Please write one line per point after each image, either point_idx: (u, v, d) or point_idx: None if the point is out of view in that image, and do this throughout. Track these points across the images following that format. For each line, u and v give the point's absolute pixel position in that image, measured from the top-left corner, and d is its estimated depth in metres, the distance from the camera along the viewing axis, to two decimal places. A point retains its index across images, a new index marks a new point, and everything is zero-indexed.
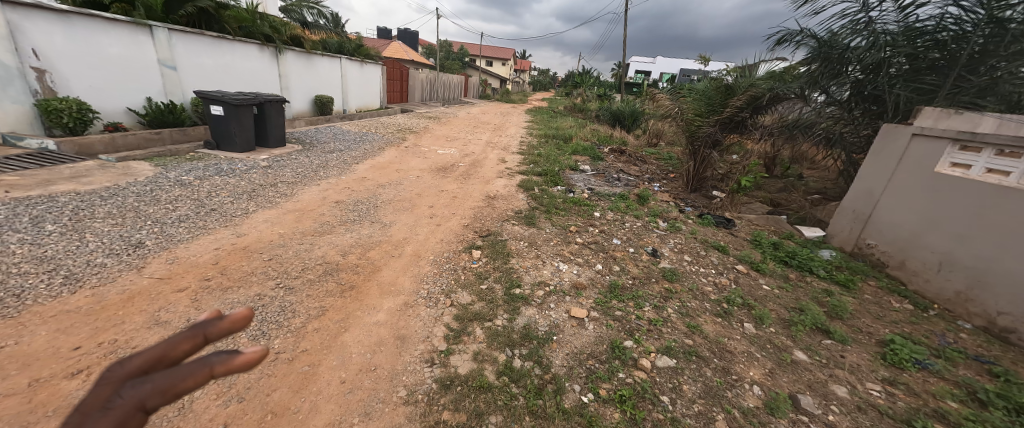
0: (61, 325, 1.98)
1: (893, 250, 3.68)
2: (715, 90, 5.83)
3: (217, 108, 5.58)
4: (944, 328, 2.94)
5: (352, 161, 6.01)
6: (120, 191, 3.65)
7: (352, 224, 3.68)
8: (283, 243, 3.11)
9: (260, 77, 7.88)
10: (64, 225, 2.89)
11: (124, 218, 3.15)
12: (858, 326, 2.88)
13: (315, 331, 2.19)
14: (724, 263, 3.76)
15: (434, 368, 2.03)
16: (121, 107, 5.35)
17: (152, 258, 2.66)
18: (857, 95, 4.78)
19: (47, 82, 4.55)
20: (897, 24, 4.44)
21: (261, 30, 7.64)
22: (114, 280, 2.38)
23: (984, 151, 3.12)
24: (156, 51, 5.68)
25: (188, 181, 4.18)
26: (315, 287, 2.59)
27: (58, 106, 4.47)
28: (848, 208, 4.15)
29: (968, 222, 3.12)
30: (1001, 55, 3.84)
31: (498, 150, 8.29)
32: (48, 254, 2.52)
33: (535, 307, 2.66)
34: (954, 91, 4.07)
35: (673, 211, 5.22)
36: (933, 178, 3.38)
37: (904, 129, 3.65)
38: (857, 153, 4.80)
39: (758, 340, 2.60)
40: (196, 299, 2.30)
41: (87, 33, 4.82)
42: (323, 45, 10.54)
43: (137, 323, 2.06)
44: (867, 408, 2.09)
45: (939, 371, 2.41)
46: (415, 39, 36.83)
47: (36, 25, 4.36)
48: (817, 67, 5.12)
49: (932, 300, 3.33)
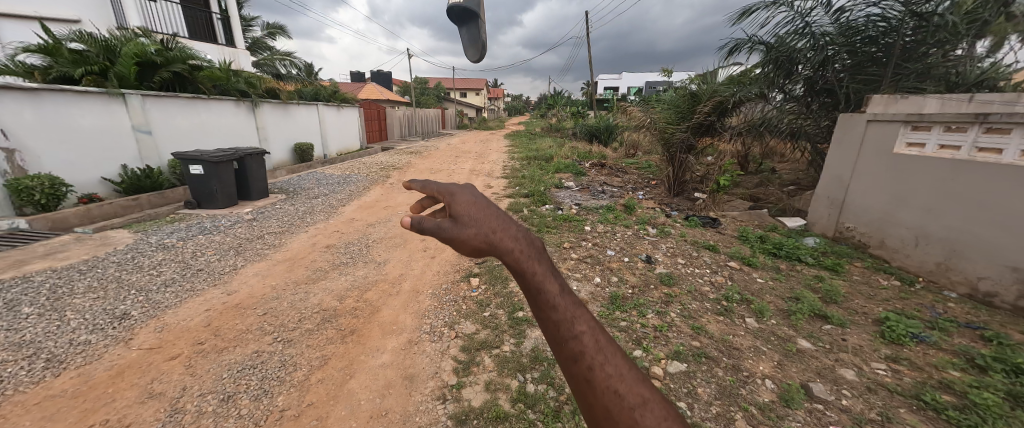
0: (46, 412, 1.86)
1: (871, 231, 3.84)
2: (682, 98, 6.22)
3: (196, 167, 5.51)
4: (933, 300, 3.05)
5: (338, 204, 5.98)
6: (99, 262, 3.53)
7: (346, 266, 3.64)
8: (277, 296, 3.03)
9: (238, 132, 7.86)
10: (42, 306, 2.75)
11: (105, 290, 3.02)
12: (853, 308, 2.96)
13: (318, 382, 2.12)
14: (716, 261, 3.85)
15: (447, 405, 1.99)
16: (95, 177, 5.25)
17: (140, 329, 2.55)
18: (811, 90, 5.19)
19: (18, 162, 4.46)
20: (831, 24, 4.86)
21: (236, 86, 7.73)
22: (100, 357, 2.26)
23: (933, 129, 3.35)
24: (130, 118, 5.65)
25: (170, 243, 4.09)
26: (314, 336, 2.52)
27: (30, 184, 4.35)
28: (823, 195, 4.34)
29: (933, 197, 3.31)
30: (931, 43, 4.20)
31: (483, 177, 8.41)
32: (26, 338, 2.38)
33: (541, 328, 2.65)
34: (897, 78, 4.40)
35: (660, 217, 5.34)
36: (894, 159, 3.61)
37: (859, 117, 3.91)
38: (822, 143, 5.09)
39: (762, 333, 2.64)
40: (190, 366, 2.20)
41: (57, 107, 4.78)
42: (298, 95, 10.68)
43: (128, 398, 1.96)
44: (877, 388, 2.12)
45: (936, 343, 2.48)
46: (387, 80, 37.67)
47: (4, 105, 4.34)
48: (770, 69, 5.49)
49: (915, 274, 3.46)
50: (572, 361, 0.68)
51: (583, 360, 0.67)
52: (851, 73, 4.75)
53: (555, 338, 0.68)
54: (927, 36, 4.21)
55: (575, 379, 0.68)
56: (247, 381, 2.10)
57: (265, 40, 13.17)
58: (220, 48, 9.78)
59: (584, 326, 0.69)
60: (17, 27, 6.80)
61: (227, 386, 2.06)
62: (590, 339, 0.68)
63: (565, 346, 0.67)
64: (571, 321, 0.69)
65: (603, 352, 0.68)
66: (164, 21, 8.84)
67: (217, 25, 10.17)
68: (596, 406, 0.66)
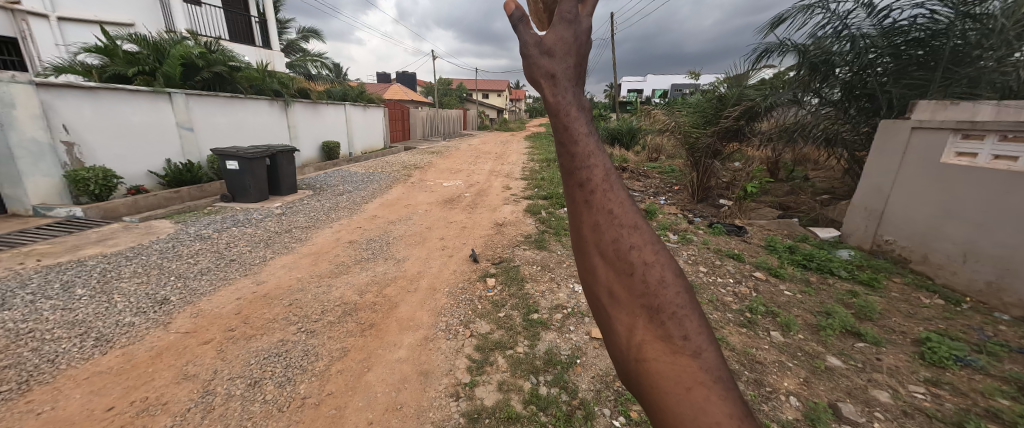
0: (93, 387, 2.01)
1: (913, 246, 3.62)
2: (709, 102, 6.06)
3: (232, 163, 5.80)
4: (981, 322, 2.83)
5: (361, 201, 6.16)
6: (143, 250, 3.78)
7: (367, 262, 3.75)
8: (302, 288, 3.16)
9: (272, 130, 8.23)
10: (93, 288, 2.98)
11: (148, 276, 3.24)
12: (890, 326, 2.79)
13: (338, 372, 2.20)
14: (741, 270, 3.72)
15: (460, 402, 2.01)
16: (142, 170, 5.61)
17: (178, 313, 2.71)
18: (848, 95, 4.94)
19: (76, 154, 4.84)
20: (872, 27, 4.65)
21: (271, 87, 8.09)
22: (142, 338, 2.43)
23: (987, 138, 3.13)
24: (174, 115, 6.02)
25: (207, 234, 4.33)
26: (336, 328, 2.62)
27: (87, 176, 4.72)
28: (860, 206, 4.12)
29: (984, 211, 3.10)
30: (985, 46, 3.87)
31: (502, 178, 8.46)
32: (79, 317, 2.59)
33: (555, 331, 2.65)
34: (946, 83, 4.06)
35: (682, 223, 5.22)
36: (941, 168, 3.39)
37: (903, 124, 3.70)
38: (860, 150, 4.84)
39: (788, 347, 2.54)
40: (221, 351, 2.33)
41: (111, 104, 5.16)
42: (327, 95, 11.06)
43: (165, 378, 2.09)
44: (914, 412, 2.00)
45: (984, 368, 2.31)
46: (412, 80, 38.45)
47: (67, 102, 4.70)
48: (806, 73, 5.33)
49: (962, 293, 3.23)
50: (637, 278, 0.56)
51: (661, 301, 0.56)
52: (893, 77, 4.48)
53: (594, 253, 0.59)
54: (980, 39, 3.89)
55: (593, 251, 0.59)
56: (272, 368, 2.20)
57: (299, 42, 13.76)
58: (257, 49, 10.28)
59: (653, 243, 0.58)
60: (79, 30, 7.36)
61: (254, 372, 2.16)
62: (650, 250, 0.57)
63: (620, 309, 0.57)
64: (586, 154, 0.60)
65: (687, 303, 0.57)
66: (208, 25, 9.38)
67: (255, 28, 10.69)
68: (640, 358, 0.55)
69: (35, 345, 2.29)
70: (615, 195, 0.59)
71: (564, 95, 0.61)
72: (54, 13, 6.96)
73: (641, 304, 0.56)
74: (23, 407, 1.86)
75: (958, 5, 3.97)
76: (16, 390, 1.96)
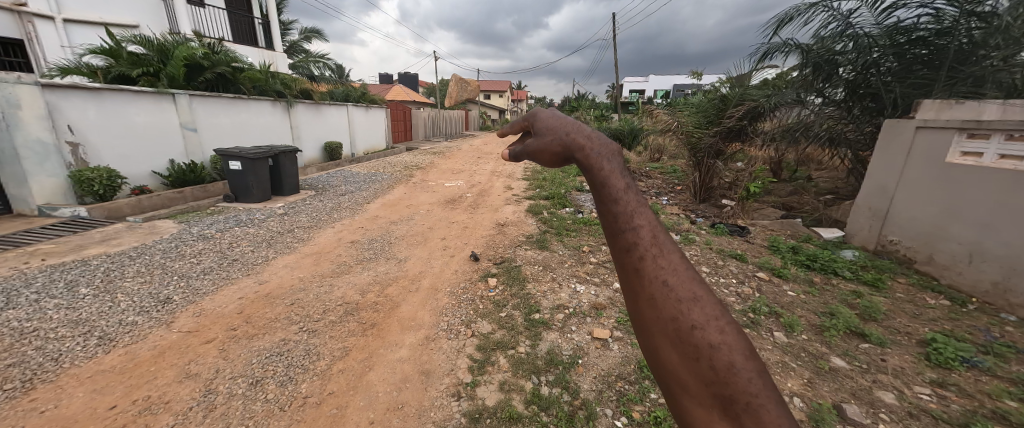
0: (97, 385, 2.02)
1: (918, 246, 3.59)
2: (711, 102, 5.98)
3: (236, 163, 5.82)
4: (988, 323, 2.80)
5: (363, 202, 6.17)
6: (147, 250, 3.80)
7: (368, 262, 3.75)
8: (304, 287, 3.16)
9: (275, 130, 8.27)
10: (96, 287, 2.99)
11: (152, 275, 3.26)
12: (895, 327, 2.77)
13: (340, 372, 2.20)
14: (744, 271, 3.69)
15: (462, 402, 2.01)
16: (146, 171, 5.64)
17: (180, 313, 2.72)
18: (852, 94, 4.92)
19: (81, 155, 4.87)
20: (876, 26, 4.61)
21: (273, 88, 8.13)
22: (145, 337, 2.44)
23: (993, 137, 3.10)
24: (177, 116, 6.05)
25: (210, 234, 4.34)
26: (337, 328, 2.62)
27: (91, 176, 4.75)
28: (864, 206, 4.10)
29: (990, 211, 3.07)
30: (989, 45, 3.85)
31: (503, 178, 8.46)
32: (82, 317, 2.60)
33: (557, 331, 2.64)
34: (951, 82, 4.05)
35: (684, 223, 5.20)
36: (945, 168, 3.37)
37: (907, 123, 3.68)
38: (864, 150, 4.81)
39: (792, 348, 2.52)
40: (223, 350, 2.34)
41: (116, 105, 5.19)
42: (330, 96, 11.10)
43: (168, 377, 2.09)
44: (920, 414, 1.98)
45: (991, 369, 2.28)
46: (414, 81, 38.55)
47: (72, 102, 4.74)
48: (809, 72, 5.30)
49: (968, 294, 3.20)
50: (704, 363, 0.55)
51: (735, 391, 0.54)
52: (897, 77, 4.47)
53: (654, 330, 0.60)
54: (985, 38, 3.87)
55: (656, 333, 0.60)
56: (274, 367, 2.20)
57: (301, 43, 13.81)
58: (260, 50, 10.32)
59: (720, 320, 0.56)
60: (83, 31, 7.41)
61: (256, 371, 2.16)
62: (716, 329, 0.55)
63: (691, 395, 0.59)
64: (630, 215, 0.62)
65: (763, 391, 0.53)
66: (211, 26, 9.42)
67: (258, 29, 10.75)
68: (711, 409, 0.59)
69: (38, 344, 2.30)
70: (672, 265, 0.60)
71: (598, 159, 0.66)
72: (59, 14, 7.00)
73: (714, 394, 0.55)
74: (26, 406, 1.87)
75: (962, 4, 3.95)
76: (20, 388, 1.97)
